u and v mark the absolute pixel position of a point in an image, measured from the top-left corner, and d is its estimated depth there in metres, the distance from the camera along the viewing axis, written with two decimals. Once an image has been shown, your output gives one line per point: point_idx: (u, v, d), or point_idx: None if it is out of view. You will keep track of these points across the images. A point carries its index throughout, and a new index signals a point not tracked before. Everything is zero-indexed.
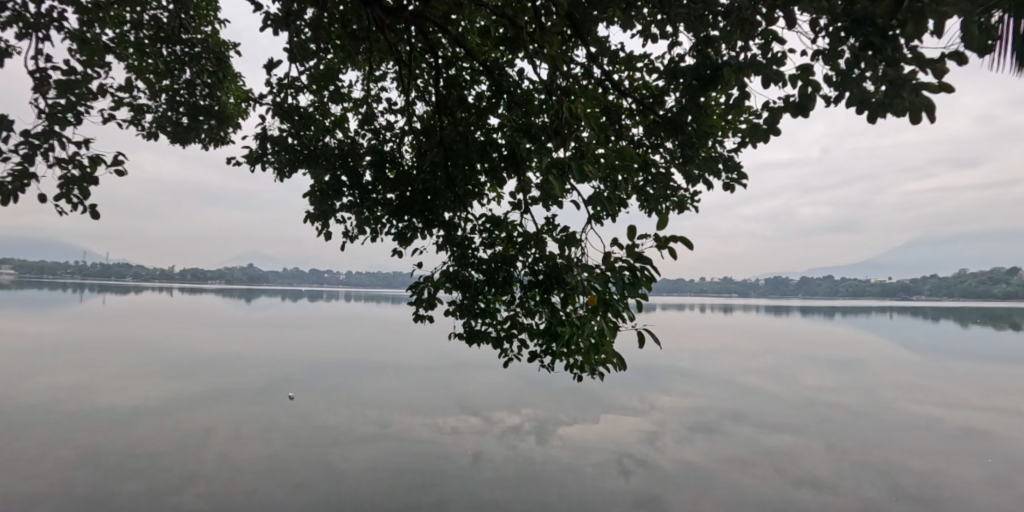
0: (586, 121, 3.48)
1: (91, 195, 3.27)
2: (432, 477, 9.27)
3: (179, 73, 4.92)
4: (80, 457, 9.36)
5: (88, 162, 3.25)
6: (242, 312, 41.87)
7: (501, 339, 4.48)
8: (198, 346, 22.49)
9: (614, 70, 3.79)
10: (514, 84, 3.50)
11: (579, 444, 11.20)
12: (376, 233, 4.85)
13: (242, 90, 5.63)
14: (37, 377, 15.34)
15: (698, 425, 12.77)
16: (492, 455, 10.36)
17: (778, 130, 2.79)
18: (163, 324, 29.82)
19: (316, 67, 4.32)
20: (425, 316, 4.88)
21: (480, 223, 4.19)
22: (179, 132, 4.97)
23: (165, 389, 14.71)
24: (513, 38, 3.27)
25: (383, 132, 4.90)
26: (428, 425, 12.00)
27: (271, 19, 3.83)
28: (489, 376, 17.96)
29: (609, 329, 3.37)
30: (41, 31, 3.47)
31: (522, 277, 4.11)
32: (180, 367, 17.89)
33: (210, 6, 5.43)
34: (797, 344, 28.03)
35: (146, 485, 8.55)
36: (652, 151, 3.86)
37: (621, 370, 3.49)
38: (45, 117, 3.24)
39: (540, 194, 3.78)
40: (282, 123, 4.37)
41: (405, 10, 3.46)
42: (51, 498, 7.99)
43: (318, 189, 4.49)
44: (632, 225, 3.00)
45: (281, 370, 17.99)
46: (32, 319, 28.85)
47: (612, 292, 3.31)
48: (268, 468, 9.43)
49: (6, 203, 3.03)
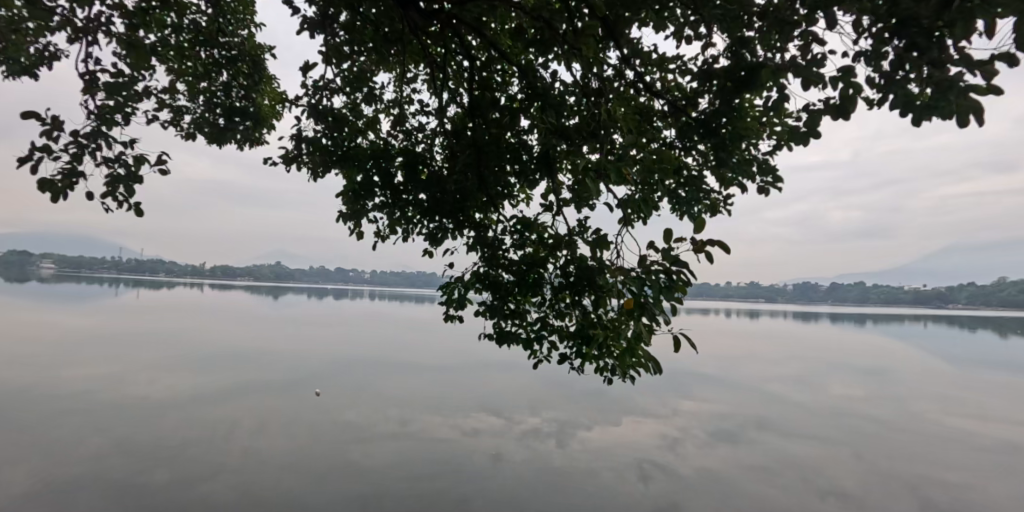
0: (619, 124, 3.51)
1: (135, 193, 3.41)
2: (452, 475, 9.38)
3: (216, 75, 5.06)
4: (115, 446, 9.71)
5: (132, 162, 3.39)
6: (268, 308, 42.81)
7: (531, 341, 4.46)
8: (226, 341, 23.05)
9: (646, 71, 3.76)
10: (545, 86, 3.56)
11: (598, 448, 11.15)
12: (407, 233, 4.93)
13: (277, 92, 5.81)
14: (73, 367, 15.87)
15: (721, 432, 12.60)
16: (512, 455, 10.43)
17: (818, 132, 2.77)
18: (192, 319, 30.87)
19: (350, 70, 4.45)
20: (454, 316, 4.90)
21: (511, 224, 4.22)
22: (216, 133, 5.19)
23: (196, 381, 15.18)
24: (544, 39, 3.34)
25: (415, 133, 4.98)
26: (448, 425, 12.09)
27: (308, 23, 3.98)
28: (511, 377, 18.04)
29: (645, 333, 3.34)
30: (89, 34, 3.65)
31: (554, 279, 4.10)
32: (211, 361, 18.43)
33: (247, 10, 5.59)
34: (824, 351, 27.55)
35: (174, 472, 8.84)
36: (685, 154, 3.78)
37: (657, 374, 3.46)
38: (94, 119, 3.40)
39: (572, 196, 3.80)
40: (317, 123, 4.52)
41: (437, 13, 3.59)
42: (87, 482, 8.31)
43: (351, 189, 4.61)
44: (668, 229, 3.02)
45: (306, 366, 18.42)
46: (69, 312, 30.08)
47: (647, 295, 3.30)
48: (292, 460, 9.65)
49: (57, 201, 3.18)
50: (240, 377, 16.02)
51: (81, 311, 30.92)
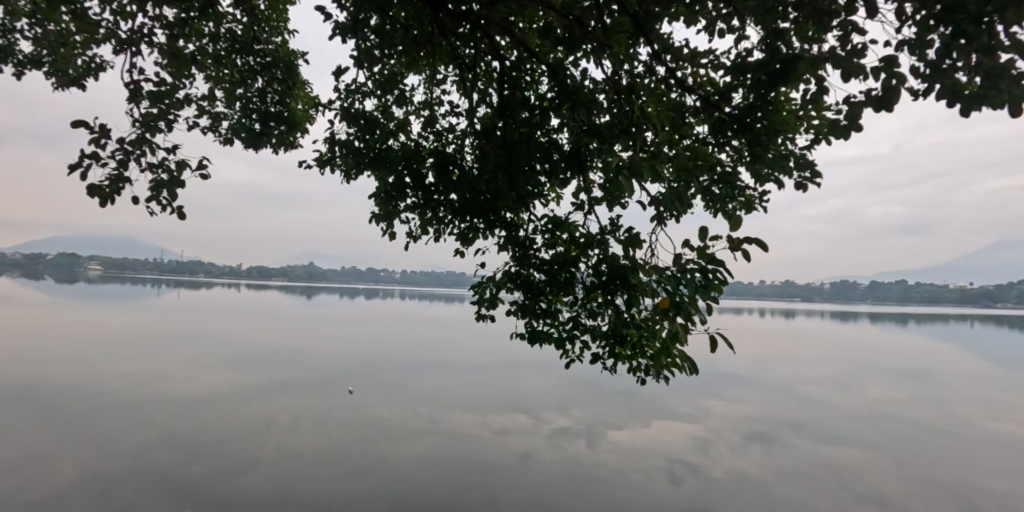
0: (650, 120, 3.47)
1: (178, 197, 3.53)
2: (481, 474, 9.41)
3: (252, 82, 5.20)
4: (157, 440, 10.06)
5: (175, 167, 3.51)
6: (302, 308, 43.70)
7: (562, 341, 4.45)
8: (262, 340, 23.62)
9: (677, 67, 3.69)
10: (575, 84, 3.55)
11: (628, 449, 11.05)
12: (439, 233, 4.98)
13: (310, 96, 5.93)
14: (118, 364, 16.49)
15: (755, 435, 12.35)
16: (541, 455, 10.42)
17: (859, 125, 2.70)
18: (230, 318, 31.74)
19: (381, 73, 4.52)
20: (486, 316, 4.93)
21: (541, 224, 4.22)
22: (252, 138, 5.33)
23: (234, 378, 15.61)
24: (573, 37, 3.33)
25: (445, 134, 5.02)
26: (478, 423, 12.16)
27: (339, 28, 4.06)
28: (539, 377, 18.02)
29: (681, 332, 3.30)
30: (134, 46, 3.79)
31: (585, 278, 4.08)
32: (247, 359, 18.93)
33: (281, 17, 5.71)
34: (863, 352, 26.70)
35: (214, 465, 9.12)
36: (719, 151, 3.70)
37: (693, 374, 3.41)
38: (139, 126, 3.53)
39: (603, 195, 3.78)
40: (349, 126, 4.61)
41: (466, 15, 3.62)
42: (131, 474, 8.62)
43: (383, 190, 4.70)
44: (703, 226, 2.98)
45: (339, 364, 18.75)
46: (114, 312, 31.26)
47: (682, 293, 3.27)
48: (325, 456, 9.83)
49: (105, 205, 3.31)
50: (275, 375, 16.41)
51: (125, 311, 32.07)
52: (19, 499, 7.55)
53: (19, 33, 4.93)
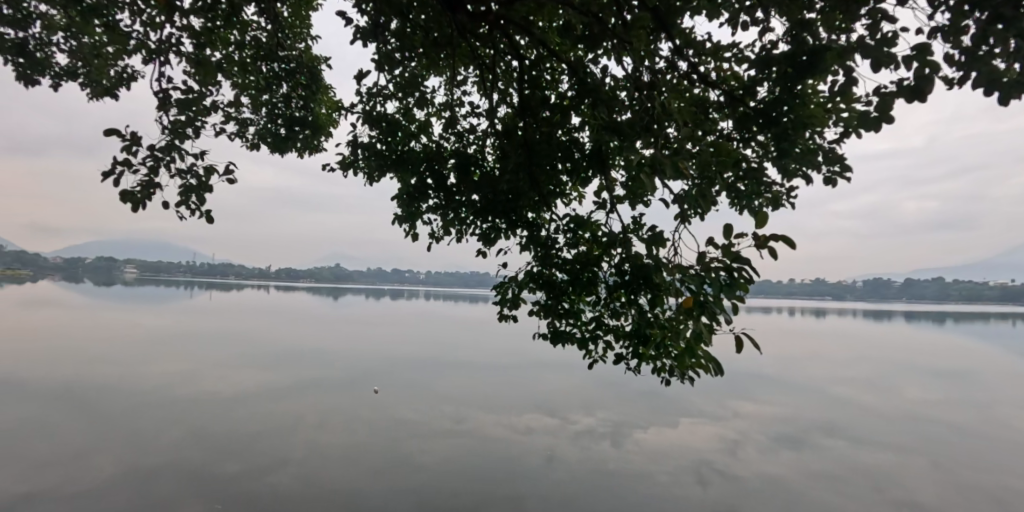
0: (673, 117, 3.41)
1: (206, 202, 3.60)
2: (506, 474, 9.39)
3: (277, 88, 5.27)
4: (189, 438, 10.29)
5: (203, 172, 3.58)
6: (328, 308, 44.32)
7: (585, 341, 4.41)
8: (290, 340, 24.01)
9: (700, 61, 3.61)
10: (596, 82, 3.51)
11: (654, 450, 10.91)
12: (461, 234, 4.98)
13: (333, 100, 5.99)
14: (153, 364, 16.93)
15: (785, 436, 12.08)
16: (566, 455, 10.37)
17: (891, 116, 2.60)
18: (259, 319, 32.34)
19: (401, 76, 4.55)
20: (509, 316, 4.91)
21: (563, 223, 4.18)
22: (278, 142, 5.42)
23: (263, 378, 15.89)
24: (592, 35, 3.30)
25: (466, 135, 5.02)
26: (502, 423, 12.15)
27: (360, 32, 4.09)
28: (564, 377, 17.94)
29: (706, 332, 3.23)
30: (162, 56, 3.88)
31: (608, 278, 4.02)
32: (276, 358, 19.26)
33: (304, 24, 5.78)
34: (898, 352, 25.96)
35: (244, 462, 9.29)
36: (744, 147, 3.60)
37: (718, 375, 3.34)
38: (168, 133, 3.61)
39: (625, 193, 3.73)
40: (371, 129, 4.64)
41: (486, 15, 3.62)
42: (164, 470, 8.83)
43: (405, 192, 4.72)
44: (728, 224, 2.91)
45: (365, 364, 18.94)
46: (149, 313, 32.11)
47: (707, 293, 3.20)
48: (352, 455, 9.94)
49: (137, 210, 3.40)
50: (303, 375, 16.66)
51: (159, 312, 32.93)
52: (60, 494, 7.81)
53: (54, 46, 5.09)
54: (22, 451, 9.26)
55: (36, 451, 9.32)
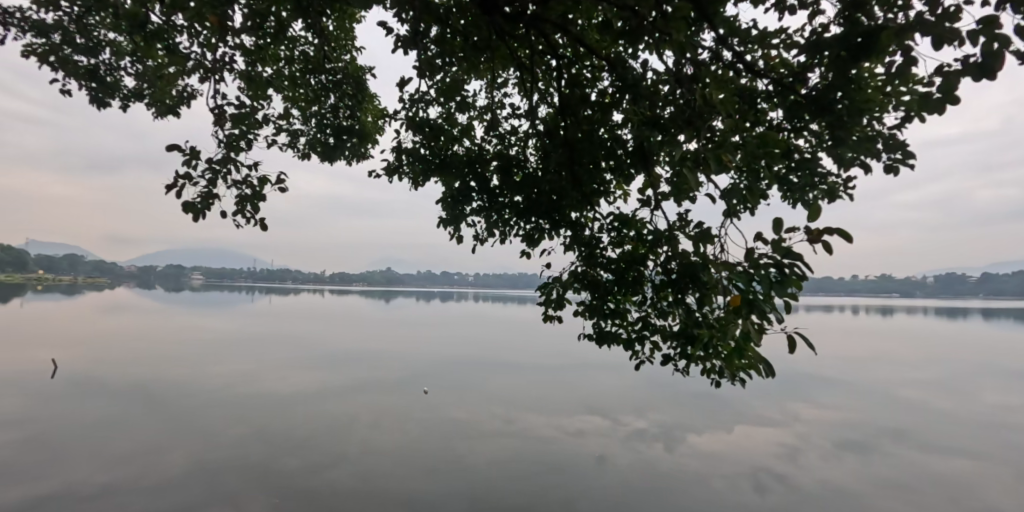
0: (719, 109, 3.29)
1: (261, 210, 3.75)
2: (556, 476, 9.34)
3: (325, 99, 5.43)
4: (251, 435, 10.72)
5: (257, 182, 3.73)
6: (380, 311, 45.35)
7: (632, 341, 4.32)
8: (345, 342, 24.70)
9: (746, 50, 3.47)
10: (637, 77, 3.44)
11: (708, 454, 10.63)
12: (505, 235, 4.98)
13: (378, 109, 6.11)
14: (217, 365, 17.75)
15: (848, 442, 11.53)
16: (617, 457, 10.23)
17: (956, 96, 2.43)
18: (315, 322, 33.42)
19: (443, 81, 4.60)
20: (554, 316, 4.88)
21: (607, 222, 4.11)
22: (327, 151, 5.59)
23: (319, 378, 16.41)
24: (632, 29, 3.23)
25: (508, 136, 5.03)
26: (551, 425, 12.11)
27: (401, 40, 4.16)
28: (614, 378, 17.71)
29: (755, 332, 3.12)
30: (216, 74, 4.07)
31: (654, 277, 3.92)
32: (331, 360, 19.84)
33: (349, 36, 5.93)
34: (975, 352, 24.34)
35: (302, 459, 9.61)
36: (796, 137, 3.43)
37: (770, 377, 3.20)
38: (224, 146, 3.77)
39: (670, 189, 3.63)
40: (415, 135, 4.71)
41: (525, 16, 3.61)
42: (228, 466, 9.23)
43: (449, 195, 4.77)
44: (777, 218, 2.79)
45: (416, 365, 19.28)
46: (213, 317, 33.68)
47: (756, 291, 3.08)
48: (404, 454, 10.12)
49: (198, 220, 3.57)
50: (357, 375, 17.13)
51: (222, 316, 34.49)
52: (135, 486, 8.31)
53: (123, 70, 5.40)
54: (101, 446, 9.90)
55: (113, 445, 9.95)
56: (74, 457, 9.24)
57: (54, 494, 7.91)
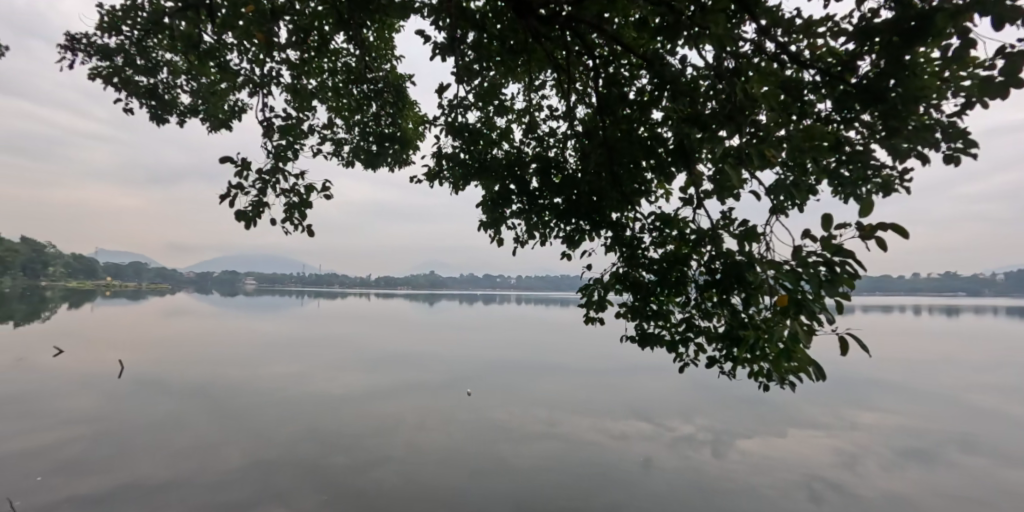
0: (762, 103, 3.20)
1: (308, 217, 3.89)
2: (600, 480, 9.26)
3: (368, 108, 5.58)
4: (302, 434, 11.06)
5: (304, 190, 3.87)
6: (424, 313, 46.07)
7: (675, 343, 4.24)
8: (390, 344, 25.18)
9: (791, 41, 3.36)
10: (676, 74, 3.38)
11: (759, 461, 10.32)
12: (545, 237, 4.99)
13: (419, 115, 6.23)
14: (269, 366, 18.40)
15: (910, 451, 10.98)
16: (663, 462, 10.06)
17: (1021, 79, 2.30)
18: (361, 324, 34.21)
19: (481, 85, 4.65)
20: (595, 318, 4.85)
21: (649, 222, 4.06)
22: (370, 158, 5.73)
23: (366, 380, 16.79)
24: (670, 25, 3.19)
25: (547, 138, 5.04)
26: (595, 428, 12.01)
27: (439, 47, 4.23)
28: (659, 381, 17.42)
29: (804, 333, 3.01)
30: (264, 89, 4.25)
31: (698, 277, 3.84)
32: (378, 362, 20.26)
33: (389, 46, 6.06)
34: None
35: (351, 458, 9.86)
36: (846, 129, 3.29)
37: (820, 379, 3.09)
38: (273, 157, 3.93)
39: (713, 188, 3.54)
40: (455, 140, 4.78)
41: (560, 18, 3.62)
42: (281, 463, 9.55)
43: (489, 198, 4.81)
44: (826, 214, 2.70)
45: (459, 367, 19.48)
46: (265, 320, 34.93)
47: (805, 291, 2.99)
48: (449, 455, 10.23)
49: (250, 228, 3.73)
50: (402, 376, 17.43)
51: (274, 319, 35.72)
52: (194, 481, 8.71)
53: (179, 87, 5.67)
54: (163, 442, 10.42)
55: (174, 441, 10.45)
56: (139, 453, 9.75)
57: (121, 485, 8.38)
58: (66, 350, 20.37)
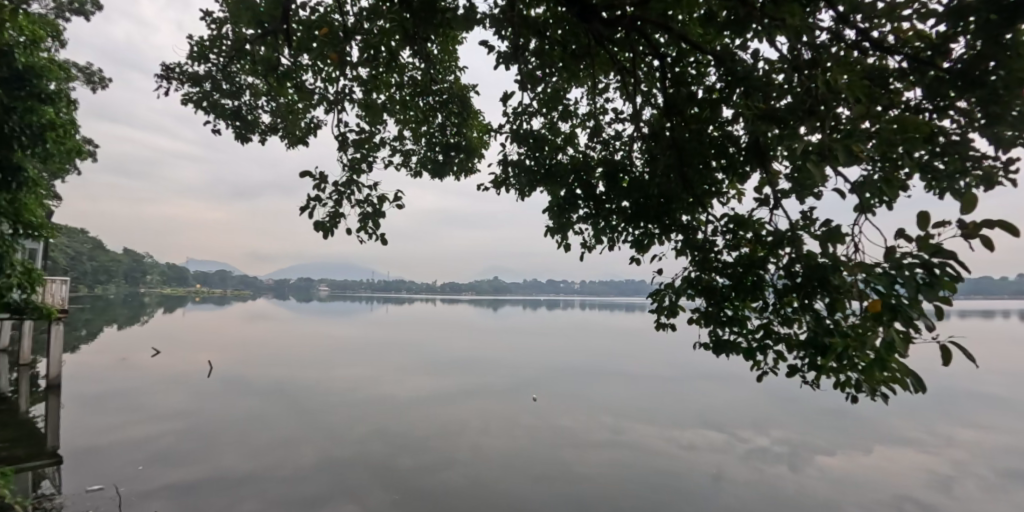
0: (844, 95, 3.01)
1: (381, 226, 4.03)
2: (668, 490, 8.98)
3: (434, 119, 5.71)
4: (373, 435, 11.41)
5: (377, 200, 4.01)
6: (488, 319, 46.49)
7: (753, 351, 4.05)
8: (456, 349, 25.55)
9: (872, 26, 3.15)
10: (748, 69, 3.25)
11: (841, 478, 9.68)
12: (613, 242, 4.92)
13: (483, 124, 6.31)
14: (342, 369, 19.12)
15: (1018, 473, 9.97)
16: (735, 475, 9.64)
17: None
18: (428, 330, 34.95)
19: (545, 92, 4.67)
20: (667, 325, 4.72)
21: (722, 224, 3.91)
22: (437, 168, 5.85)
23: (433, 383, 17.13)
24: (740, 20, 3.07)
25: (613, 141, 4.98)
26: (663, 437, 11.68)
27: (502, 56, 4.28)
28: (731, 390, 16.73)
29: (900, 341, 2.81)
30: (338, 105, 4.45)
31: (777, 281, 3.65)
32: (444, 366, 20.62)
33: (452, 57, 6.19)
34: None
35: (418, 459, 10.07)
36: (939, 119, 3.03)
37: (920, 391, 2.86)
38: (348, 169, 4.10)
39: (792, 187, 3.36)
40: (520, 147, 4.82)
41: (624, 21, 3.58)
42: (352, 462, 9.86)
43: (556, 204, 4.81)
44: (922, 211, 2.50)
45: (524, 372, 19.49)
46: (338, 325, 36.33)
47: (900, 295, 2.78)
48: (514, 460, 10.23)
49: (329, 237, 3.90)
50: (467, 381, 17.67)
51: (346, 324, 37.13)
52: (272, 474, 9.17)
53: (260, 108, 6.02)
54: (246, 438, 11.05)
55: (255, 437, 11.07)
56: (225, 448, 10.38)
57: (208, 475, 8.96)
58: (162, 351, 22.06)
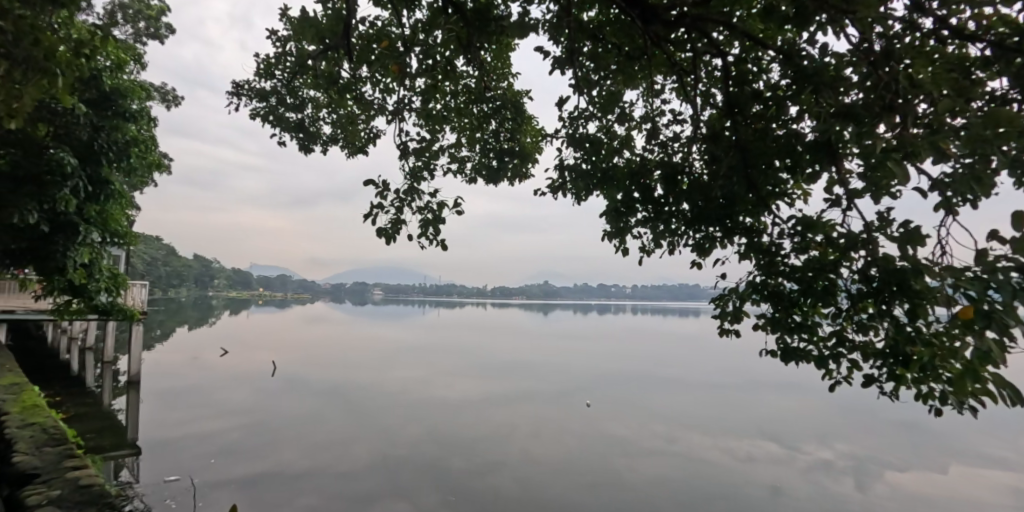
0: (923, 88, 2.84)
1: (441, 232, 4.11)
2: (723, 502, 8.71)
3: (488, 126, 5.78)
4: (426, 436, 11.61)
5: (437, 207, 4.10)
6: (539, 324, 46.43)
7: (825, 359, 3.85)
8: (507, 354, 25.65)
9: (950, 13, 2.95)
10: (816, 65, 3.12)
11: (912, 497, 9.13)
12: (673, 246, 4.82)
13: (536, 129, 6.33)
14: (397, 371, 19.54)
15: None
16: (796, 490, 9.26)
17: None
18: (480, 334, 35.22)
19: (600, 95, 4.64)
20: (731, 331, 4.56)
21: (789, 227, 3.76)
22: (492, 174, 5.91)
23: (485, 387, 17.25)
24: (806, 15, 2.96)
25: (671, 143, 4.89)
26: (719, 448, 11.34)
27: (557, 61, 4.29)
28: (792, 400, 16.06)
29: (996, 351, 2.61)
30: (398, 115, 4.58)
31: (850, 285, 3.47)
32: (496, 370, 20.74)
33: (505, 64, 6.24)
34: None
35: (470, 461, 10.17)
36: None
37: (1018, 405, 2.65)
38: (410, 178, 4.21)
39: (867, 186, 3.19)
40: (576, 151, 4.80)
41: (681, 20, 3.52)
42: (406, 462, 10.06)
43: (613, 207, 4.77)
44: (1018, 211, 2.33)
45: (576, 378, 19.34)
46: (393, 328, 37.18)
47: (994, 300, 2.60)
48: (565, 465, 10.18)
49: (391, 243, 4.02)
50: (519, 385, 17.71)
51: (400, 327, 37.94)
52: (330, 471, 9.47)
53: (322, 120, 6.27)
54: (306, 436, 11.46)
55: (315, 435, 11.46)
56: (287, 444, 10.79)
57: (271, 469, 9.34)
58: (229, 351, 23.21)
